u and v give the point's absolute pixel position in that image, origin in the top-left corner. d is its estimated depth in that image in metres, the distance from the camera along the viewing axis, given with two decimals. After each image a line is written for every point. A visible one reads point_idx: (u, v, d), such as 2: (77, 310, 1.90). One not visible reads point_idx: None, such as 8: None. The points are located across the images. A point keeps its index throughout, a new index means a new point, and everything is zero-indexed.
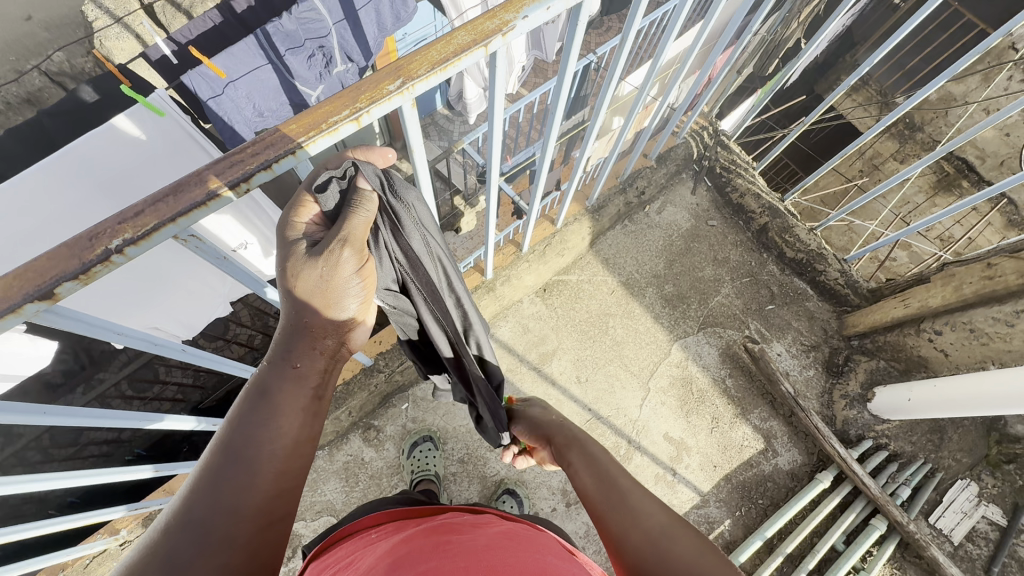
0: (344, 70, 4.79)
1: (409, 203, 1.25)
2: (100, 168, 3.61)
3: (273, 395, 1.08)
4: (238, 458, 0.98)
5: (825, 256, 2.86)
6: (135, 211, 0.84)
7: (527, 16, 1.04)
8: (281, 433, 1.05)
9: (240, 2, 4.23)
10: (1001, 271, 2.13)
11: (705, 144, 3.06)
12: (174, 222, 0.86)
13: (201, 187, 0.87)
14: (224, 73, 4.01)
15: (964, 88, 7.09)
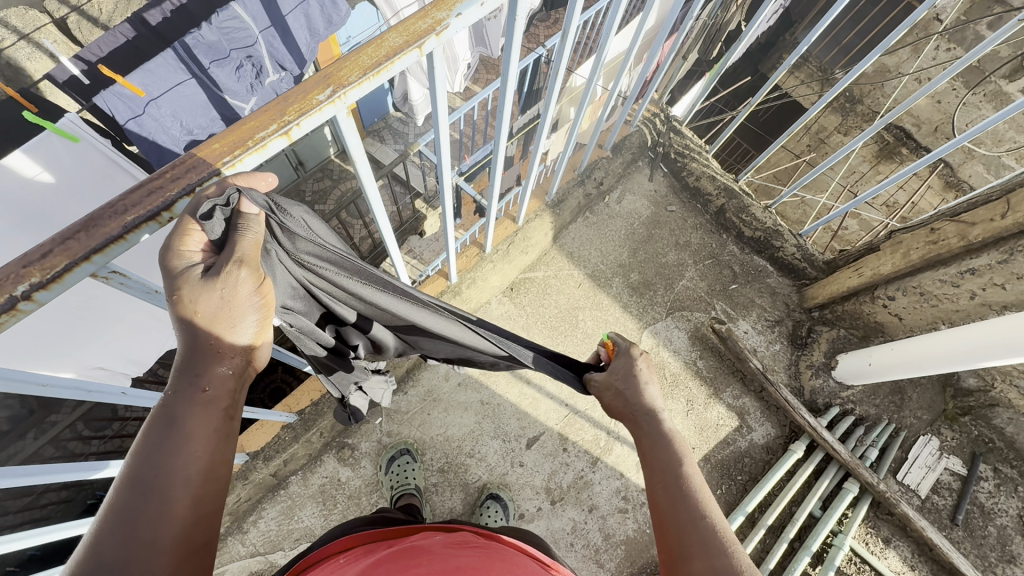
0: (278, 79, 4.64)
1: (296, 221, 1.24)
2: (17, 201, 3.50)
3: (180, 422, 1.02)
4: (146, 493, 0.95)
5: (782, 233, 2.94)
6: (41, 252, 0.76)
7: (460, 14, 0.99)
8: (195, 458, 1.01)
9: (153, 15, 4.05)
10: (944, 236, 2.21)
11: (658, 131, 3.09)
12: (89, 261, 0.79)
13: (117, 219, 0.79)
14: (142, 91, 3.83)
15: (897, 60, 7.44)
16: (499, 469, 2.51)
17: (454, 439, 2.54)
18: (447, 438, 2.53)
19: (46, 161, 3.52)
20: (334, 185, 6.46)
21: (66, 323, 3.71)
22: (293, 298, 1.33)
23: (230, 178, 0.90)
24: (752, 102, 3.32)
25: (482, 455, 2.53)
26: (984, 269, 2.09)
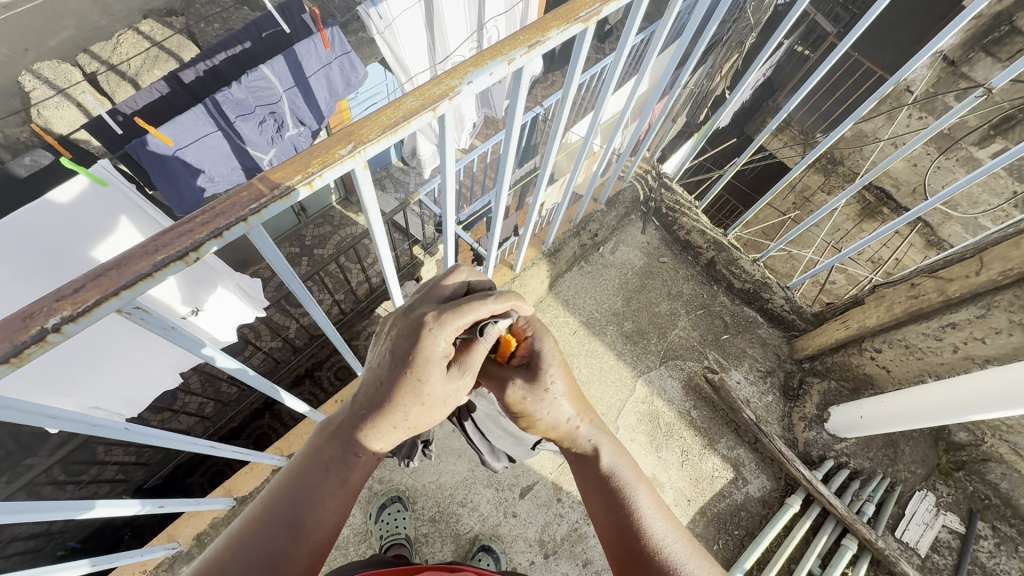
0: (297, 133, 4.84)
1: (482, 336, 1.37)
2: (51, 253, 3.43)
3: (336, 476, 1.19)
4: (291, 534, 1.12)
5: (770, 285, 3.04)
6: (74, 287, 0.81)
7: (471, 81, 1.12)
8: (331, 513, 1.17)
9: (188, 73, 4.21)
10: (924, 290, 2.30)
11: (649, 186, 3.27)
12: (118, 296, 0.83)
13: (146, 259, 0.85)
14: (171, 140, 3.98)
15: (873, 126, 7.93)
16: (491, 520, 2.46)
17: (447, 487, 2.49)
18: (440, 486, 2.49)
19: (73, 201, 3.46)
20: (334, 230, 6.60)
21: (79, 367, 3.66)
22: None
23: (257, 223, 0.96)
24: (738, 162, 3.50)
25: (475, 505, 2.48)
26: (964, 323, 2.19)
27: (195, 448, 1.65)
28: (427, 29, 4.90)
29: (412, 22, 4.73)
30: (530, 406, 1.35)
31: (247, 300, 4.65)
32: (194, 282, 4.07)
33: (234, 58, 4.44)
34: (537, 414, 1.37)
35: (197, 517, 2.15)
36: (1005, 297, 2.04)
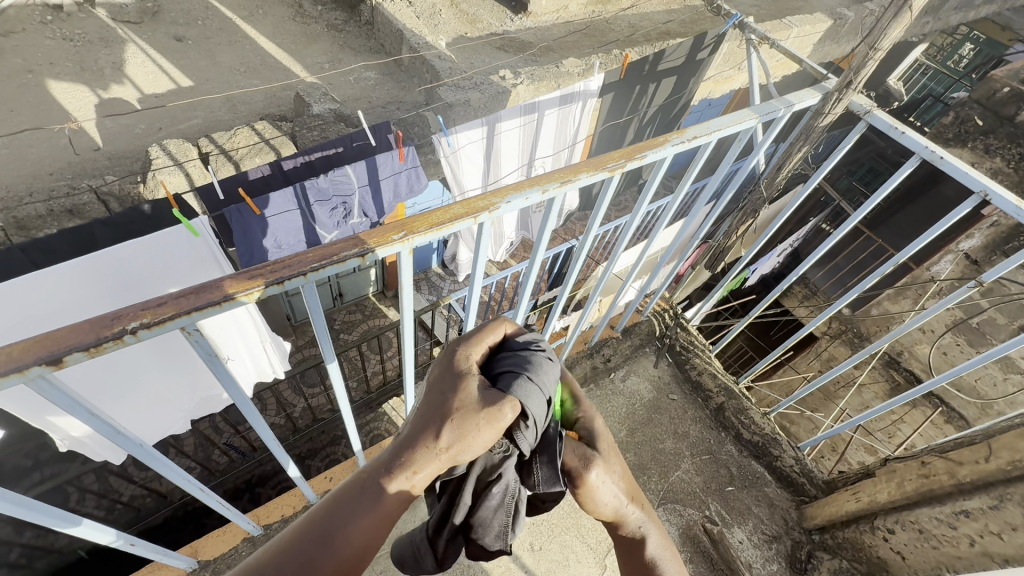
0: (358, 222, 5.23)
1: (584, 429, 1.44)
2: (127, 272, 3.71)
3: (376, 490, 1.09)
4: (321, 543, 1.03)
5: (780, 442, 3.00)
6: (158, 301, 0.98)
7: (509, 201, 1.36)
8: (363, 528, 1.07)
9: (290, 161, 4.53)
10: (934, 470, 2.26)
11: (666, 323, 3.45)
12: (188, 315, 1.00)
13: (219, 290, 1.03)
14: (260, 210, 4.31)
15: (899, 308, 8.15)
16: None
17: None
18: None
19: (169, 246, 3.85)
20: (365, 318, 6.93)
21: (103, 373, 3.67)
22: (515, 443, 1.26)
23: (313, 280, 1.15)
24: (751, 315, 3.67)
25: None
26: (978, 513, 2.09)
27: (189, 491, 1.68)
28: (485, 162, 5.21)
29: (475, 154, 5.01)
30: (597, 490, 1.35)
31: (270, 355, 4.85)
32: (224, 324, 4.29)
33: (328, 157, 4.75)
34: (601, 497, 1.36)
35: (159, 574, 2.09)
36: (1018, 490, 1.98)
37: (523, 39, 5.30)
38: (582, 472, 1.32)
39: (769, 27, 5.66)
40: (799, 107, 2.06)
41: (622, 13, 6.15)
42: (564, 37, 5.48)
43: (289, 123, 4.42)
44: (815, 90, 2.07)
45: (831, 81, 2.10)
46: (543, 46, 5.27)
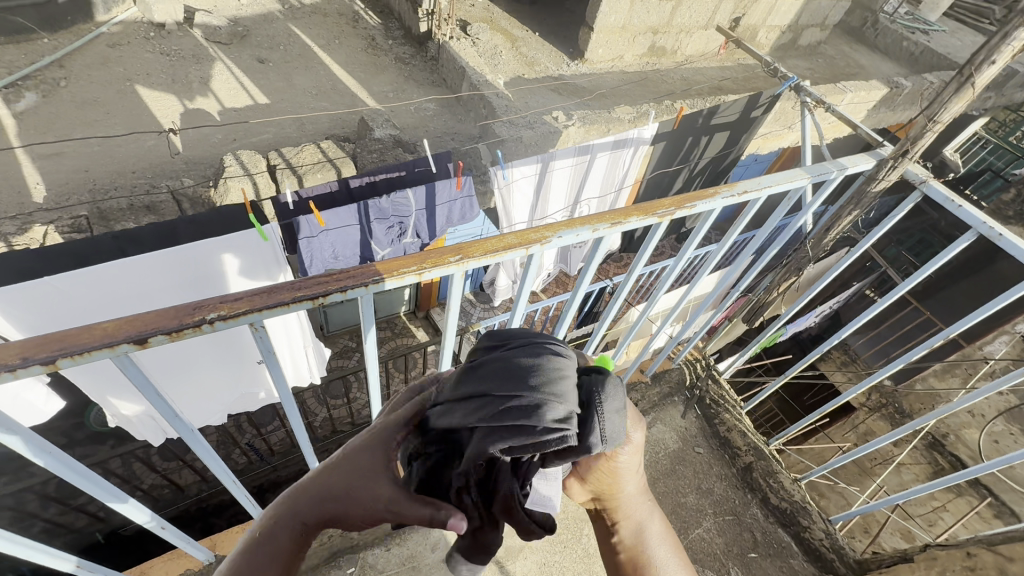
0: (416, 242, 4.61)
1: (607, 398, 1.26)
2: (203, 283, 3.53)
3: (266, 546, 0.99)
4: None
5: (810, 511, 2.86)
6: (235, 297, 1.06)
7: (561, 237, 1.42)
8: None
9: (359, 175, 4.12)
10: (980, 562, 2.14)
11: (697, 374, 3.39)
12: (259, 312, 1.08)
13: (288, 293, 1.11)
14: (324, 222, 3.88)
15: (947, 387, 7.74)
16: None
17: None
18: None
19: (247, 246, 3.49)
20: (392, 337, 7.04)
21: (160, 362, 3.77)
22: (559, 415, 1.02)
23: (371, 292, 1.22)
24: (787, 375, 3.56)
25: None
26: None
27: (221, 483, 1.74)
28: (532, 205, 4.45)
29: (523, 194, 4.27)
30: (630, 457, 1.44)
31: (309, 361, 4.95)
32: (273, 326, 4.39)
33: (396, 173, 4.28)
34: (628, 466, 1.46)
35: (176, 563, 2.14)
36: None
37: (578, 83, 5.48)
38: (631, 432, 1.43)
39: (824, 90, 5.67)
40: (851, 172, 2.07)
41: (676, 66, 6.28)
42: (617, 84, 5.64)
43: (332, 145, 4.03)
44: (869, 155, 2.09)
45: (887, 148, 2.11)
46: (596, 92, 5.44)
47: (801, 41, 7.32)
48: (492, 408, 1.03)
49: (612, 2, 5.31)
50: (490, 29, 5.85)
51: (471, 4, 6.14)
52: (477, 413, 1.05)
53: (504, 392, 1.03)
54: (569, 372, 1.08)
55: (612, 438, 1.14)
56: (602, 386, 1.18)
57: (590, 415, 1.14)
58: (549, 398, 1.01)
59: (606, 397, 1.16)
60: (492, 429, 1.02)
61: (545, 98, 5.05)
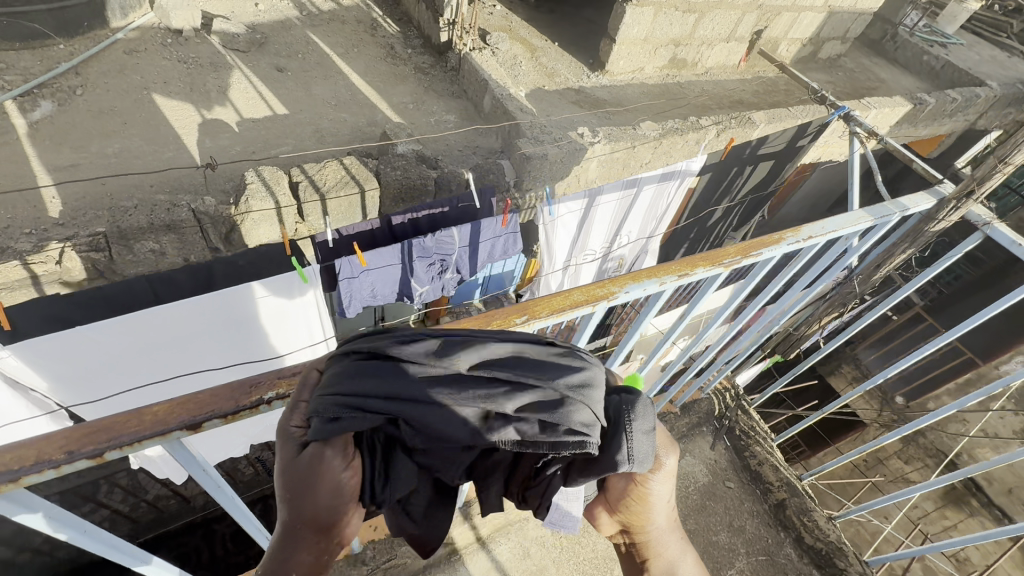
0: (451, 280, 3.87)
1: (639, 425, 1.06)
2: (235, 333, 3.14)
3: None
4: None
5: (846, 553, 2.78)
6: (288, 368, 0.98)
7: (629, 291, 1.33)
8: None
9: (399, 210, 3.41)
10: None
11: (727, 404, 3.32)
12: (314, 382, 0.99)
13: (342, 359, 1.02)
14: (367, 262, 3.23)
15: (960, 406, 7.69)
16: None
17: None
18: None
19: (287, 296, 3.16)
20: None
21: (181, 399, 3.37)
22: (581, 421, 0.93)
23: None
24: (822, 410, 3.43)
25: None
26: None
27: None
28: (573, 242, 4.63)
29: (568, 232, 4.47)
30: (662, 489, 1.10)
31: None
32: None
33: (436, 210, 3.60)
34: (662, 498, 1.12)
35: None
36: None
37: (600, 97, 5.36)
38: (663, 456, 1.09)
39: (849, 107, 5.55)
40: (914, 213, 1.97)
41: (696, 79, 6.16)
42: (638, 98, 5.54)
43: (361, 157, 3.38)
44: (929, 194, 2.00)
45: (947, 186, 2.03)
46: (617, 106, 5.32)
47: (822, 54, 7.20)
48: (508, 389, 0.92)
49: (636, 15, 5.19)
50: (509, 38, 5.74)
51: (488, 11, 6.03)
52: (483, 394, 0.92)
53: (523, 385, 0.94)
54: (598, 385, 0.98)
55: (640, 460, 0.96)
56: (633, 396, 1.02)
57: (617, 430, 0.98)
58: (575, 400, 0.94)
59: (636, 415, 0.98)
60: (512, 411, 0.92)
61: (567, 112, 4.95)
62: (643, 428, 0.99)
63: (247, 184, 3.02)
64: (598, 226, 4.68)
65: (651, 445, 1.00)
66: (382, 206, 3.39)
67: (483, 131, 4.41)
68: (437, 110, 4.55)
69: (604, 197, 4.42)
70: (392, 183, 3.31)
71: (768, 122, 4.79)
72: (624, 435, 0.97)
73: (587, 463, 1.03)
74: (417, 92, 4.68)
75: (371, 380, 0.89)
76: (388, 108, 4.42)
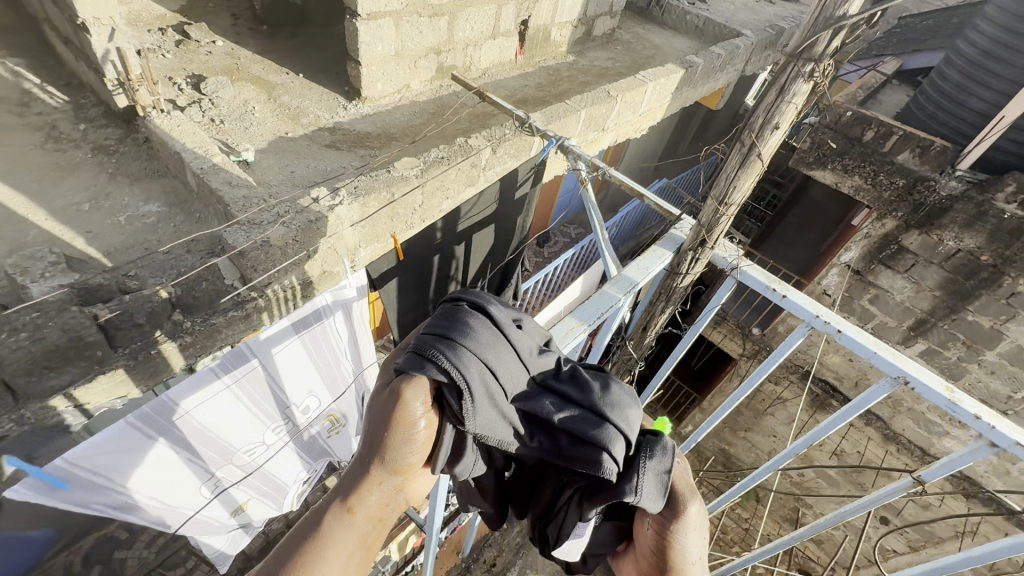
0: None
1: (658, 458, 1.53)
2: None
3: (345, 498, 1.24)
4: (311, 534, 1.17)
5: None
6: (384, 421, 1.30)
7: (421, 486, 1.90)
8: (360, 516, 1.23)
9: None
10: None
11: None
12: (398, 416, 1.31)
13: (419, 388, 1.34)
14: None
15: None
16: None
17: None
18: None
19: None
20: None
21: None
22: (611, 442, 1.50)
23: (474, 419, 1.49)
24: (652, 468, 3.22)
25: None
26: None
27: None
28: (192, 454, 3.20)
29: (164, 461, 3.05)
30: (687, 535, 1.45)
31: None
32: None
33: None
34: (688, 547, 1.44)
35: None
36: None
37: (361, 130, 4.52)
38: (687, 504, 1.49)
39: (626, 86, 5.33)
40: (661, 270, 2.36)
41: (472, 84, 5.60)
42: (407, 120, 4.80)
43: None
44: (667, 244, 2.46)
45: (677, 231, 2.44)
46: (384, 136, 4.52)
47: (596, 32, 7.10)
48: (555, 401, 1.58)
49: (371, 30, 4.41)
50: (234, 81, 4.64)
51: (205, 52, 4.90)
52: (538, 400, 1.57)
53: (588, 397, 1.60)
54: (626, 413, 1.59)
55: (644, 490, 1.44)
56: (657, 449, 1.55)
57: (634, 470, 1.48)
58: (610, 426, 1.53)
59: (651, 457, 1.52)
60: (556, 421, 1.55)
61: (319, 160, 4.03)
62: (655, 470, 1.51)
63: None
64: (233, 421, 3.32)
65: (660, 493, 1.48)
66: (13, 390, 2.27)
67: (199, 217, 3.37)
68: (129, 201, 3.39)
69: (196, 395, 2.94)
70: (10, 358, 2.19)
71: (545, 124, 4.33)
72: (642, 465, 1.50)
73: (601, 486, 1.54)
74: (97, 182, 3.46)
75: (468, 328, 1.46)
76: (48, 217, 3.18)
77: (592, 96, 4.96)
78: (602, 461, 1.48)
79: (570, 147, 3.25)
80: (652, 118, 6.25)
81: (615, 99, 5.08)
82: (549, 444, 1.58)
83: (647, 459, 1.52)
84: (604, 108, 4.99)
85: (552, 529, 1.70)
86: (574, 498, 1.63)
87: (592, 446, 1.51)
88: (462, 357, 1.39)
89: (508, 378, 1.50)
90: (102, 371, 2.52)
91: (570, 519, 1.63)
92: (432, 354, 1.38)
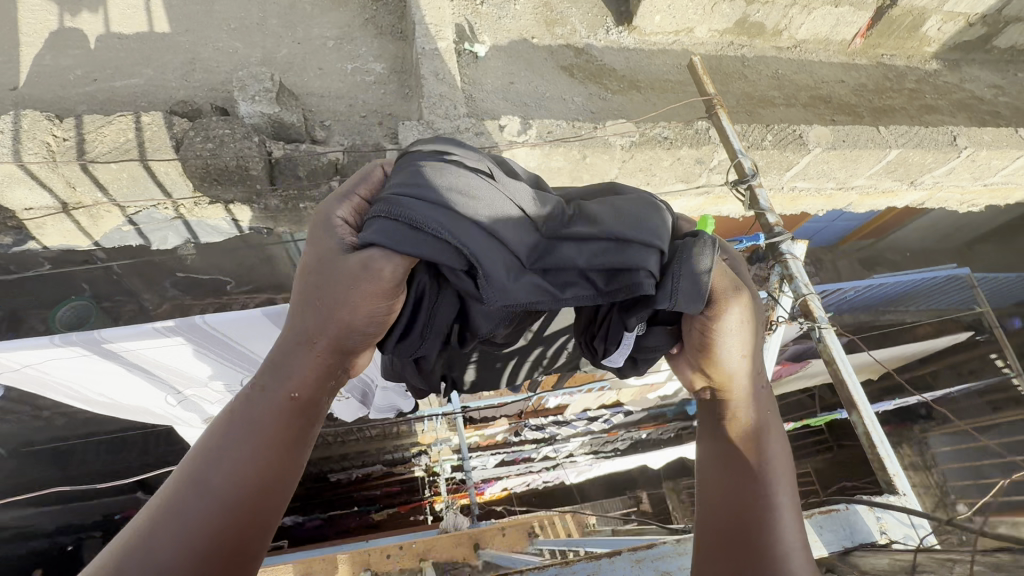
0: None
1: (697, 251, 1.28)
2: None
3: (278, 376, 1.15)
4: (252, 412, 1.11)
5: None
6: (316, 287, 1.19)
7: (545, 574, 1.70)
8: (295, 388, 1.15)
9: None
10: None
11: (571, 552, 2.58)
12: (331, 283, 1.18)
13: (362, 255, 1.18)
14: None
15: None
16: None
17: None
18: None
19: None
20: None
21: None
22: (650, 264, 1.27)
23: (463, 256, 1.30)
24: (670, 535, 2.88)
25: None
26: None
27: None
28: (135, 372, 2.69)
29: (118, 377, 2.71)
30: (729, 332, 1.33)
31: None
32: None
33: None
34: (726, 341, 1.34)
35: None
36: None
37: (609, 64, 3.89)
38: (726, 299, 1.31)
39: (992, 137, 3.56)
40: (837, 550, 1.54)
41: (773, 54, 4.36)
42: (666, 70, 3.98)
43: (168, 114, 2.55)
44: (872, 512, 1.62)
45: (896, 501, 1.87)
46: (628, 80, 3.83)
47: (1000, 42, 4.85)
48: (577, 240, 1.29)
49: None
50: None
51: None
52: (554, 246, 1.28)
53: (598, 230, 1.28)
54: (659, 224, 1.31)
55: (684, 295, 1.25)
56: (698, 247, 1.28)
57: (671, 279, 1.27)
58: (640, 242, 1.27)
59: (692, 257, 1.27)
60: (583, 264, 1.27)
61: (544, 79, 3.59)
62: (697, 271, 1.26)
63: (14, 126, 2.41)
64: (203, 374, 2.84)
65: (705, 291, 1.25)
66: (191, 183, 2.58)
67: (407, 93, 3.33)
68: (363, 54, 3.47)
69: (134, 340, 2.38)
70: (192, 160, 2.45)
71: (826, 147, 3.17)
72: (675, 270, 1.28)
73: (642, 304, 1.37)
74: (350, 24, 3.58)
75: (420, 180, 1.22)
76: (300, 42, 3.42)
77: (925, 135, 3.44)
78: (634, 289, 1.27)
79: (784, 256, 2.35)
80: (997, 194, 4.26)
81: (959, 151, 3.45)
82: (585, 293, 1.30)
83: (682, 264, 1.27)
84: (930, 157, 3.45)
85: (597, 343, 1.56)
86: (615, 314, 1.46)
87: (633, 279, 1.27)
88: (414, 203, 1.19)
89: (503, 211, 1.24)
90: (258, 202, 2.72)
91: (610, 335, 1.50)
92: (387, 213, 1.19)
